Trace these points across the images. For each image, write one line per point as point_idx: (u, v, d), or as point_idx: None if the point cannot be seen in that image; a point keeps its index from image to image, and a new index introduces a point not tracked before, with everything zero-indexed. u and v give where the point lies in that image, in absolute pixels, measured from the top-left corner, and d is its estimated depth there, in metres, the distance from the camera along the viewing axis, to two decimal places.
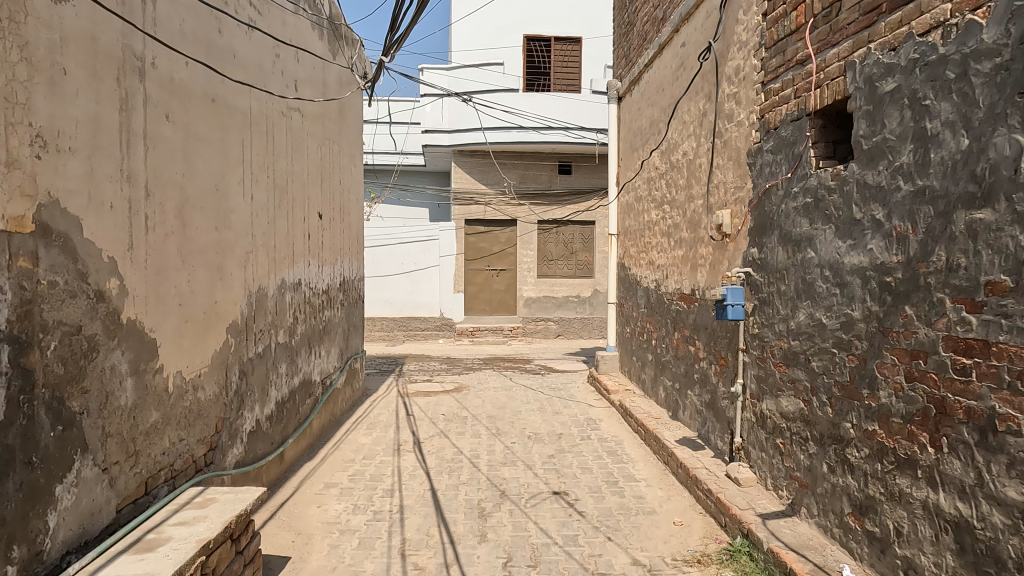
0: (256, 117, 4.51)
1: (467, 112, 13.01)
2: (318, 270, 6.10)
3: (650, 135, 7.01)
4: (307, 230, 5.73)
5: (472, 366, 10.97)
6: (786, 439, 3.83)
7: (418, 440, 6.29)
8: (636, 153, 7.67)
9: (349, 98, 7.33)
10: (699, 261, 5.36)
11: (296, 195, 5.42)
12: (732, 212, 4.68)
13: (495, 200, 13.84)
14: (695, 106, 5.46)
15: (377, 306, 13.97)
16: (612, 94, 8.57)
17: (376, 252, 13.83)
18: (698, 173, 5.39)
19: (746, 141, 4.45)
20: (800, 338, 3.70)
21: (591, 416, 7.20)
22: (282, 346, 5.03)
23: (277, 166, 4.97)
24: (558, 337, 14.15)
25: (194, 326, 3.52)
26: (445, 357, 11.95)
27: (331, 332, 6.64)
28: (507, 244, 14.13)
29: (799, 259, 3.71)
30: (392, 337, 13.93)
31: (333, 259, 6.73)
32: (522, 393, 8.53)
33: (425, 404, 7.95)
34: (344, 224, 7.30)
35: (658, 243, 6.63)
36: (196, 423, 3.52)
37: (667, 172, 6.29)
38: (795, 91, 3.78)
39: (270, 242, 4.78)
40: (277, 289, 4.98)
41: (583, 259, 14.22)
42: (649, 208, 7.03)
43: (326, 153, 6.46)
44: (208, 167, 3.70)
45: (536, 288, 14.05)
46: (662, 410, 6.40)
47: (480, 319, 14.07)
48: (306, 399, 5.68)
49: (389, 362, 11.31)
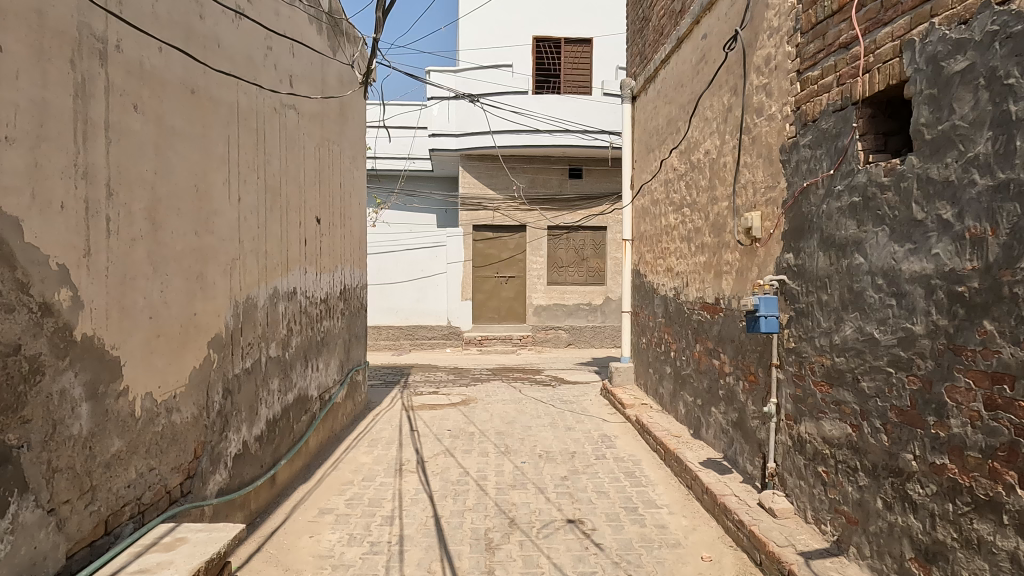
0: (245, 113, 4.17)
1: (475, 114, 12.70)
2: (316, 279, 5.76)
3: (667, 135, 6.62)
4: (304, 236, 5.39)
5: (481, 377, 10.58)
6: (830, 467, 3.42)
7: (422, 459, 5.90)
8: (652, 154, 7.29)
9: (350, 97, 7.00)
10: (724, 268, 4.96)
11: (291, 198, 5.08)
12: (763, 214, 4.28)
13: (504, 205, 13.47)
14: (719, 100, 5.07)
15: (384, 315, 13.83)
16: (626, 92, 8.19)
17: (383, 261, 13.86)
18: (722, 173, 5.00)
19: (779, 137, 4.05)
20: (846, 355, 3.29)
21: (605, 433, 6.79)
22: (274, 360, 4.67)
23: (269, 166, 4.63)
24: (569, 346, 13.72)
25: (167, 341, 3.16)
26: (453, 367, 11.57)
27: (331, 344, 6.30)
28: (516, 250, 13.76)
29: (844, 266, 3.31)
30: (399, 346, 13.68)
31: (333, 267, 6.39)
32: (532, 407, 8.13)
33: (430, 418, 7.57)
34: (345, 229, 6.95)
35: (677, 248, 6.24)
36: (170, 450, 3.16)
37: (687, 173, 5.90)
38: (837, 78, 3.38)
39: (260, 247, 4.43)
40: (270, 299, 4.63)
41: (594, 265, 13.81)
42: (667, 211, 6.63)
43: (325, 154, 6.13)
44: (186, 165, 3.35)
45: (546, 296, 13.64)
46: (682, 426, 5.99)
47: (489, 328, 13.59)
48: (302, 416, 5.32)
49: (394, 373, 10.94)
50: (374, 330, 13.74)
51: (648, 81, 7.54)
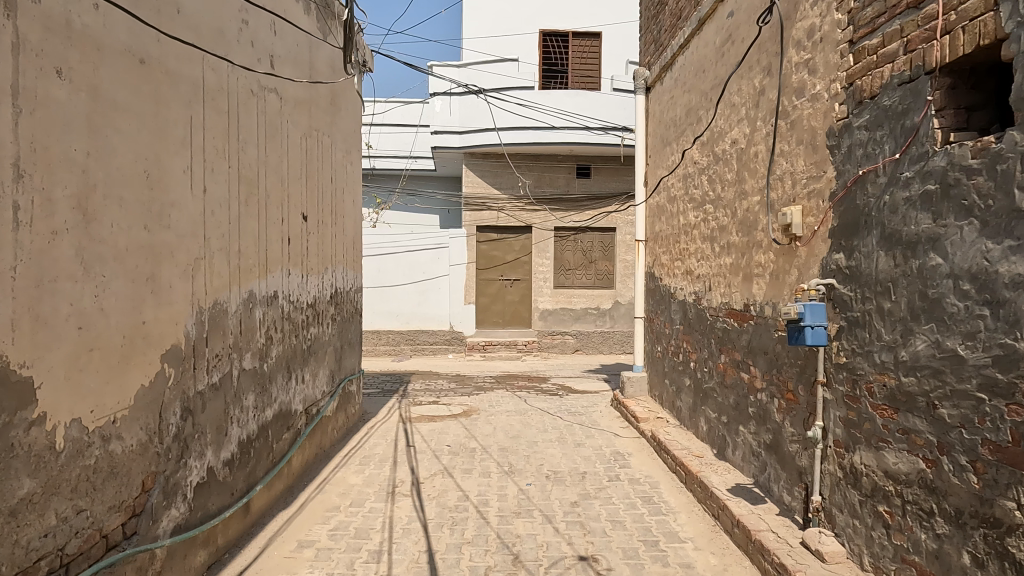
0: (213, 92, 3.66)
1: (480, 110, 12.27)
2: (302, 282, 5.25)
3: (687, 126, 6.09)
4: (287, 235, 4.88)
5: (484, 385, 10.05)
6: (894, 507, 2.87)
7: (418, 480, 5.37)
8: (668, 148, 6.76)
9: (343, 86, 6.50)
10: (755, 270, 4.42)
11: (271, 192, 4.57)
12: (804, 208, 3.75)
13: (510, 206, 12.96)
14: (749, 83, 4.54)
15: (383, 318, 13.30)
16: (639, 83, 7.66)
17: (382, 262, 13.35)
18: (753, 164, 4.47)
19: (825, 119, 3.52)
20: (916, 375, 2.74)
21: (618, 450, 6.24)
22: (249, 373, 4.15)
23: (245, 155, 4.12)
24: (577, 353, 13.17)
25: (105, 356, 2.65)
26: (455, 375, 11.04)
27: (320, 352, 5.80)
28: (522, 252, 13.22)
29: (914, 267, 2.77)
30: (399, 351, 13.15)
31: (322, 268, 5.88)
32: (538, 419, 7.59)
33: (429, 431, 7.04)
34: (337, 228, 6.44)
35: (698, 248, 5.70)
36: (105, 486, 2.64)
37: (711, 166, 5.36)
38: (904, 45, 2.84)
39: (232, 246, 3.91)
40: (245, 304, 4.12)
41: (603, 268, 13.27)
42: (686, 209, 6.10)
43: (314, 145, 5.62)
44: (133, 147, 2.84)
45: (552, 300, 13.10)
46: (704, 445, 5.44)
47: (493, 333, 13.06)
48: (283, 434, 4.80)
49: (393, 380, 10.42)
50: (373, 334, 13.21)
51: (664, 70, 7.01)
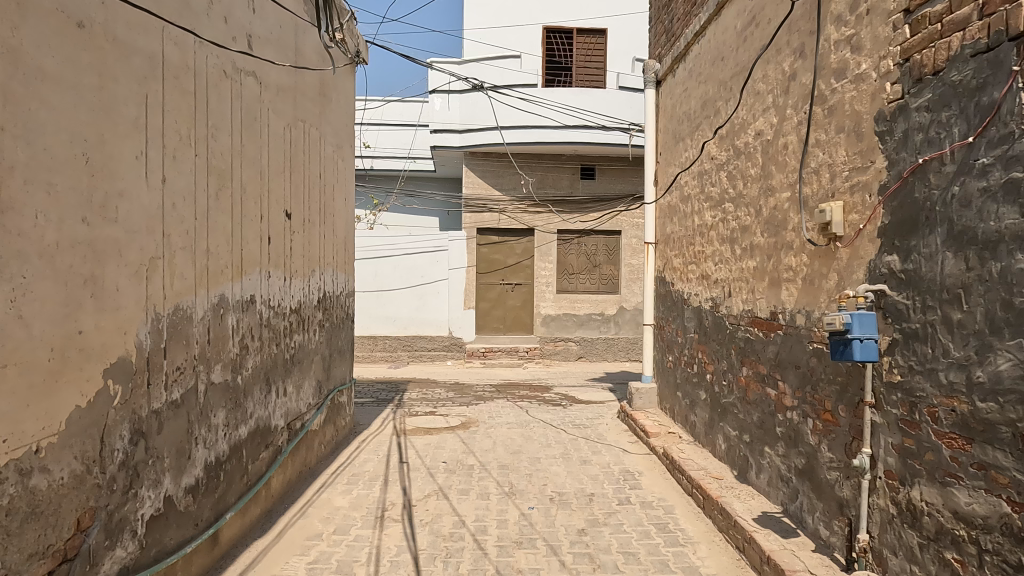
0: (176, 69, 3.23)
1: (481, 108, 11.84)
2: (283, 286, 4.81)
3: (702, 119, 5.66)
4: (267, 233, 4.45)
5: (484, 394, 9.59)
6: (967, 556, 2.42)
7: (410, 502, 4.91)
8: (681, 144, 6.33)
9: (333, 76, 6.08)
10: (784, 274, 3.98)
11: (248, 186, 4.13)
12: (845, 204, 3.30)
13: (511, 207, 12.53)
14: (777, 68, 4.10)
15: (379, 323, 12.71)
16: (649, 76, 7.25)
17: (379, 265, 12.69)
18: (782, 157, 4.03)
19: (872, 102, 3.08)
20: (997, 399, 2.29)
21: (627, 468, 5.79)
22: (218, 387, 3.70)
23: (216, 143, 3.69)
24: (580, 360, 12.71)
25: (25, 372, 2.20)
26: (453, 383, 10.58)
27: (306, 362, 5.38)
28: (523, 256, 12.78)
29: (994, 271, 2.32)
30: (396, 358, 12.60)
31: (308, 271, 5.44)
32: (541, 433, 7.13)
33: (424, 446, 6.58)
34: (325, 227, 6.00)
35: (715, 251, 5.26)
36: (25, 530, 2.20)
37: (731, 161, 4.93)
38: (980, 9, 2.40)
39: (198, 244, 3.47)
40: (215, 310, 3.68)
41: (607, 272, 12.84)
42: (701, 208, 5.66)
43: (300, 137, 5.20)
44: (66, 125, 2.41)
45: (555, 305, 12.65)
46: (723, 465, 4.99)
47: (494, 339, 12.60)
48: (261, 453, 4.34)
49: (388, 389, 9.96)
50: (369, 340, 12.66)
51: (676, 61, 6.60)
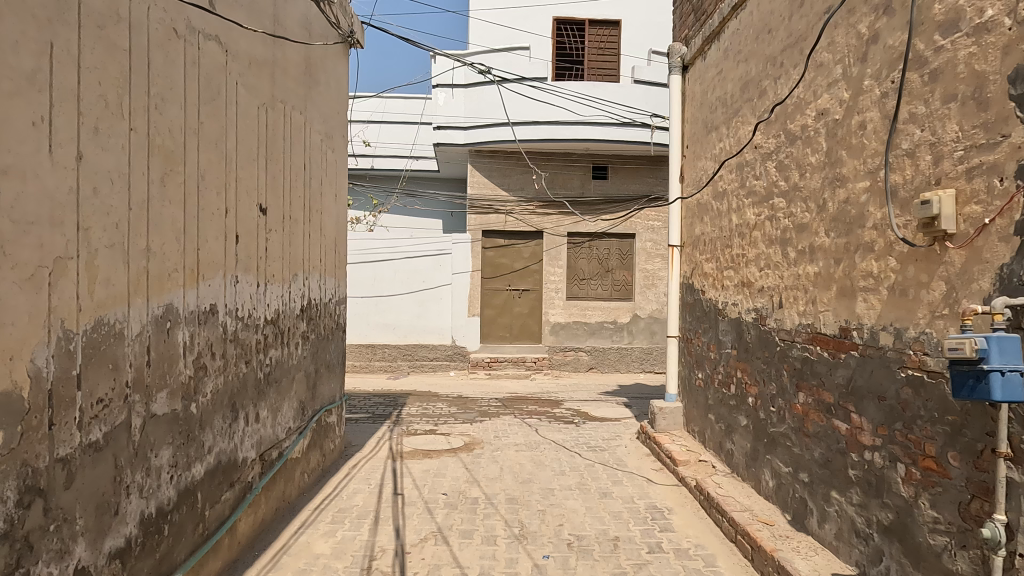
0: (102, 18, 2.52)
1: (488, 104, 11.22)
2: (255, 293, 4.10)
3: (742, 104, 4.94)
4: (233, 230, 3.73)
5: (489, 410, 8.85)
6: None
7: (404, 547, 4.18)
8: (715, 135, 5.60)
9: (321, 55, 5.37)
10: (861, 282, 3.25)
11: (209, 172, 3.43)
12: (959, 193, 2.57)
13: (519, 208, 11.82)
14: (851, 31, 3.38)
15: (377, 331, 11.83)
16: (675, 61, 6.53)
17: (378, 268, 11.81)
18: (857, 138, 3.31)
19: (1006, 58, 2.36)
20: None
21: (654, 504, 5.03)
22: (162, 420, 2.98)
23: (163, 117, 2.98)
24: (591, 371, 11.96)
25: None
26: (456, 396, 9.83)
27: (286, 380, 4.67)
28: (532, 260, 12.05)
29: None
30: (396, 368, 11.79)
31: (289, 276, 4.74)
32: (554, 457, 6.39)
33: (422, 473, 5.83)
34: (311, 226, 5.28)
35: (760, 254, 4.53)
36: None
37: (782, 149, 4.20)
38: None
39: (134, 242, 2.76)
40: (160, 325, 2.97)
41: (620, 278, 12.10)
42: (741, 206, 4.93)
43: (279, 121, 4.49)
44: None
45: (565, 312, 11.92)
46: (772, 506, 4.24)
47: (499, 348, 11.85)
48: (222, 494, 3.62)
49: (386, 403, 9.22)
50: (366, 348, 11.80)
51: (707, 42, 5.89)
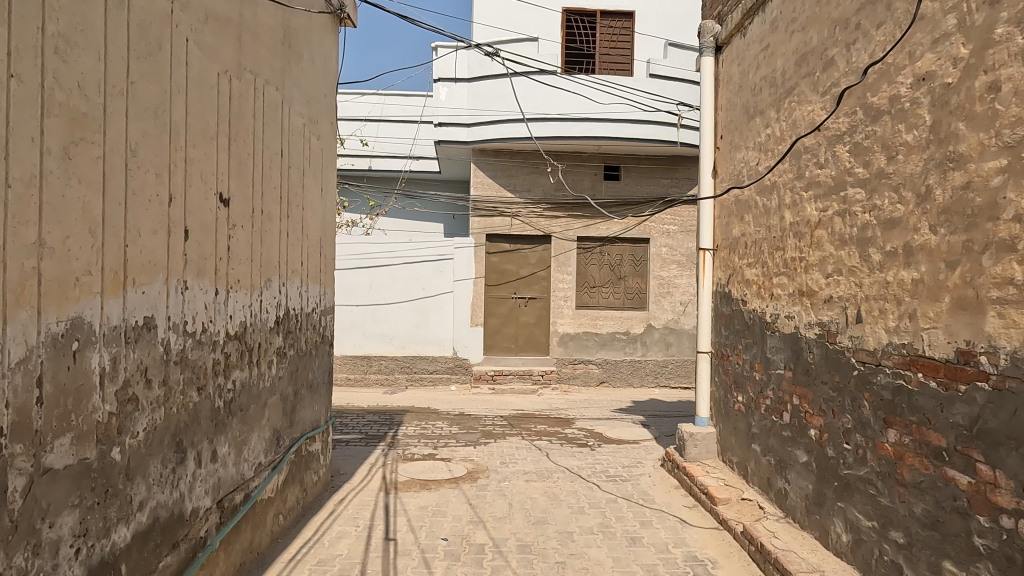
0: None
1: (493, 99, 10.56)
2: (212, 303, 3.32)
3: (798, 81, 4.19)
4: (178, 223, 2.95)
5: (493, 430, 8.04)
6: None
7: None
8: (760, 120, 4.84)
9: (305, 26, 4.63)
10: (993, 292, 2.48)
11: (142, 147, 2.66)
12: None
13: (525, 211, 11.08)
14: None
15: (373, 341, 11.04)
16: (706, 41, 5.81)
17: (375, 274, 11.04)
18: (985, 104, 2.55)
19: None
20: None
21: (693, 553, 4.23)
22: (62, 475, 2.19)
23: (70, 66, 2.22)
24: (602, 386, 11.16)
25: None
26: (457, 414, 9.02)
27: (255, 406, 3.89)
28: (539, 266, 11.28)
29: None
30: (393, 382, 10.98)
31: (260, 282, 3.96)
32: (570, 491, 5.59)
33: (419, 511, 5.03)
34: (289, 224, 4.51)
35: (827, 257, 3.76)
36: None
37: (860, 129, 3.44)
38: None
39: (12, 231, 1.98)
40: (59, 347, 2.18)
41: (633, 286, 11.33)
42: (798, 200, 4.17)
43: (249, 95, 3.74)
44: None
45: (574, 322, 11.13)
46: (847, 567, 3.44)
47: (504, 360, 11.05)
48: (160, 562, 2.82)
49: (381, 422, 8.41)
50: (361, 360, 11.00)
51: (747, 16, 5.16)
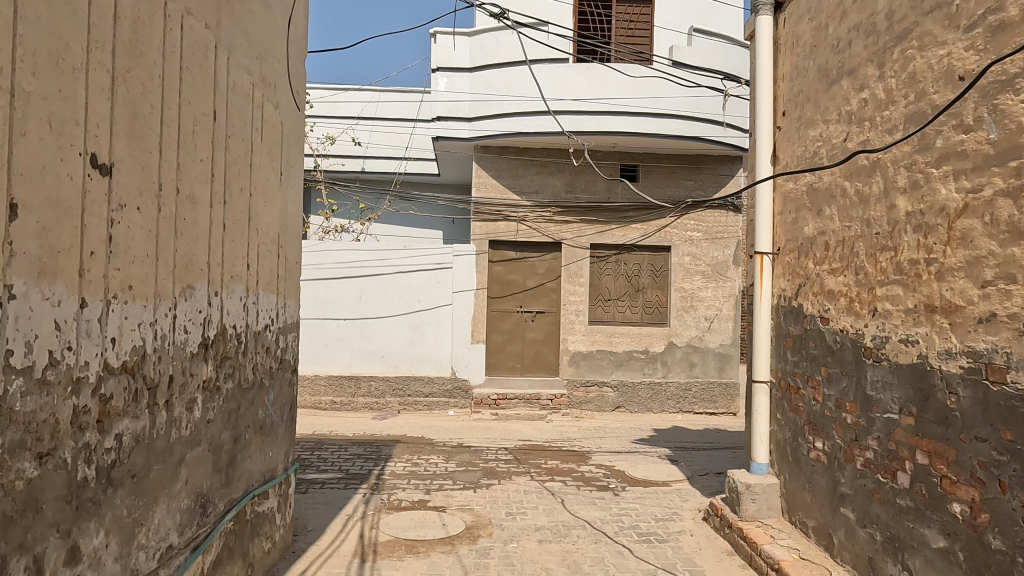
0: None
1: (497, 91, 9.51)
2: (73, 319, 2.15)
3: (919, 19, 3.09)
4: None
5: (497, 468, 6.85)
6: None
7: None
8: (848, 83, 3.73)
9: None
10: None
11: None
12: None
13: (533, 215, 9.96)
14: None
15: (362, 359, 9.86)
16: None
17: (365, 284, 9.90)
18: None
19: None
20: None
21: None
22: None
23: None
24: (618, 411, 9.97)
25: None
26: (455, 445, 7.84)
27: (160, 468, 2.72)
28: (548, 277, 10.13)
29: None
30: (385, 406, 9.79)
31: (173, 290, 2.81)
32: (597, 560, 4.38)
33: None
34: (229, 212, 3.36)
35: (984, 258, 2.63)
36: None
37: None
38: None
39: None
40: None
41: (653, 299, 10.19)
42: (920, 181, 3.05)
43: (155, 21, 2.61)
44: None
45: (587, 339, 9.96)
46: None
47: (508, 382, 9.87)
48: None
49: (366, 456, 7.23)
50: (349, 380, 9.81)
51: None
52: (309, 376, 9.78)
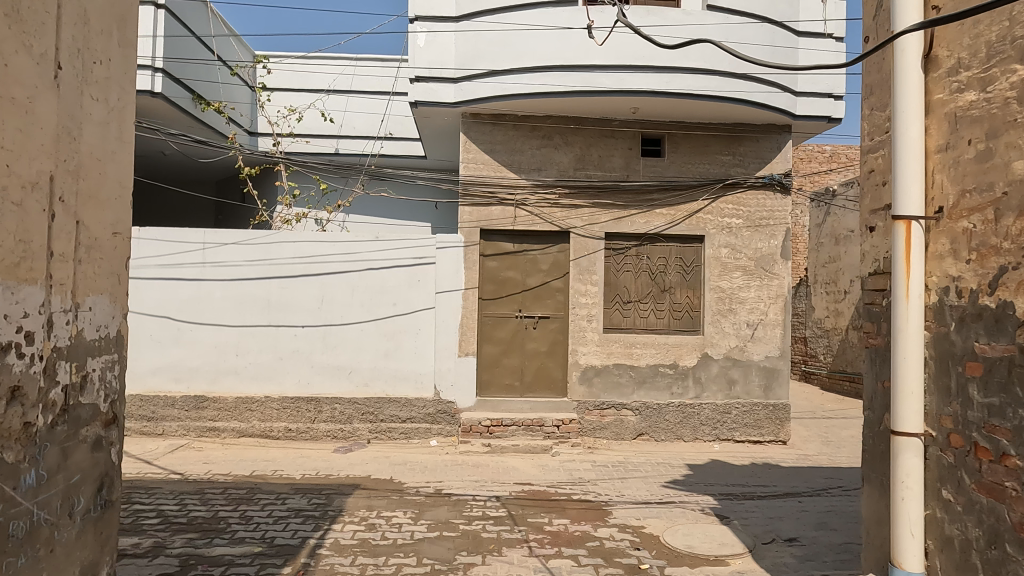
0: None
1: (490, 44, 7.67)
2: None
3: None
4: None
5: (482, 534, 4.93)
6: None
7: None
8: None
9: None
10: None
11: None
12: None
13: (534, 197, 8.10)
14: None
15: (324, 376, 7.99)
16: None
17: (327, 283, 8.03)
18: None
19: None
20: None
21: None
22: None
23: None
24: (640, 441, 8.05)
25: None
26: (432, 494, 5.94)
27: None
28: (553, 274, 8.22)
29: None
30: (352, 436, 7.91)
31: None
32: None
33: None
34: None
35: None
36: None
37: None
38: None
39: None
40: None
41: (682, 301, 8.28)
42: None
43: None
44: None
45: (601, 351, 8.07)
46: None
47: (504, 405, 7.96)
48: None
49: (306, 514, 5.33)
50: (307, 403, 7.93)
51: None
52: (258, 399, 7.90)
